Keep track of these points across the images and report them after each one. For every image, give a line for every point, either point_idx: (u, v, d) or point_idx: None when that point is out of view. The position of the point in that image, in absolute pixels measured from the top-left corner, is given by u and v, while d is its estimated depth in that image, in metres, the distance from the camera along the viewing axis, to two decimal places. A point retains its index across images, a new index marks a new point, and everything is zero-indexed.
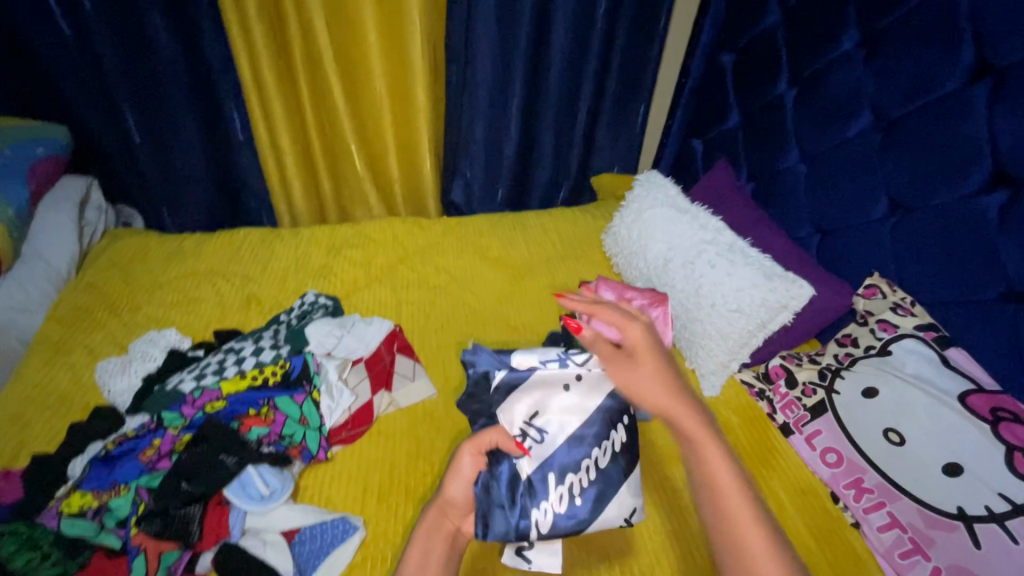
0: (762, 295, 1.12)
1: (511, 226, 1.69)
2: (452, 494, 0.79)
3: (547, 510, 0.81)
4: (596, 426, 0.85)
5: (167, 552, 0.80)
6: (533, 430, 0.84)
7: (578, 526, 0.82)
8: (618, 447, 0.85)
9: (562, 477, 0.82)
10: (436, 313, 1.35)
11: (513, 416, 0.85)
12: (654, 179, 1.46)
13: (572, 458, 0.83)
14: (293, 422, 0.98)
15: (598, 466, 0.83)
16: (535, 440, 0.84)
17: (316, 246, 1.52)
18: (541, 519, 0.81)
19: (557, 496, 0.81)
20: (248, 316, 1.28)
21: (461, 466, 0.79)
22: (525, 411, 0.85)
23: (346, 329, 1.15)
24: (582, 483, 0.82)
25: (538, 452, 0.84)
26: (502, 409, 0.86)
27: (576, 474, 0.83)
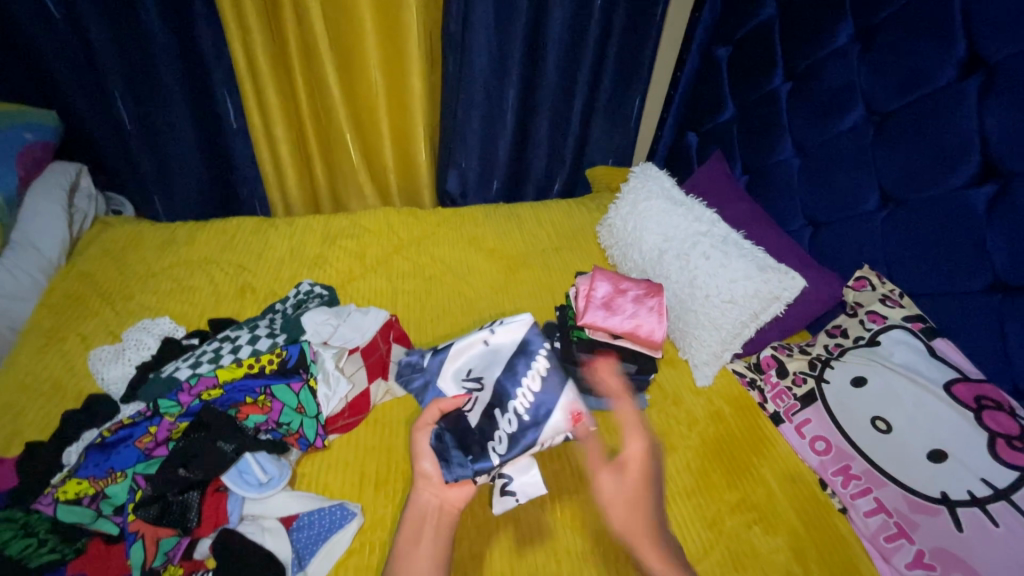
0: (754, 286, 1.14)
1: (506, 218, 1.69)
2: (424, 468, 0.82)
3: (501, 437, 0.83)
4: (517, 362, 0.88)
5: (164, 538, 0.80)
6: (470, 385, 0.91)
7: (528, 444, 0.81)
8: (542, 369, 0.86)
9: (505, 410, 0.85)
10: (431, 304, 1.36)
11: (450, 384, 0.92)
12: (650, 171, 1.47)
13: (508, 392, 0.86)
14: (290, 410, 0.97)
15: (532, 391, 0.84)
16: (474, 389, 0.90)
17: (311, 236, 1.51)
18: (497, 447, 0.82)
19: (505, 425, 0.84)
20: (243, 305, 1.28)
21: (417, 440, 0.83)
22: (459, 377, 0.92)
23: (342, 318, 1.16)
24: (524, 408, 0.83)
25: (480, 402, 0.88)
26: (443, 379, 0.93)
27: (514, 404, 0.84)
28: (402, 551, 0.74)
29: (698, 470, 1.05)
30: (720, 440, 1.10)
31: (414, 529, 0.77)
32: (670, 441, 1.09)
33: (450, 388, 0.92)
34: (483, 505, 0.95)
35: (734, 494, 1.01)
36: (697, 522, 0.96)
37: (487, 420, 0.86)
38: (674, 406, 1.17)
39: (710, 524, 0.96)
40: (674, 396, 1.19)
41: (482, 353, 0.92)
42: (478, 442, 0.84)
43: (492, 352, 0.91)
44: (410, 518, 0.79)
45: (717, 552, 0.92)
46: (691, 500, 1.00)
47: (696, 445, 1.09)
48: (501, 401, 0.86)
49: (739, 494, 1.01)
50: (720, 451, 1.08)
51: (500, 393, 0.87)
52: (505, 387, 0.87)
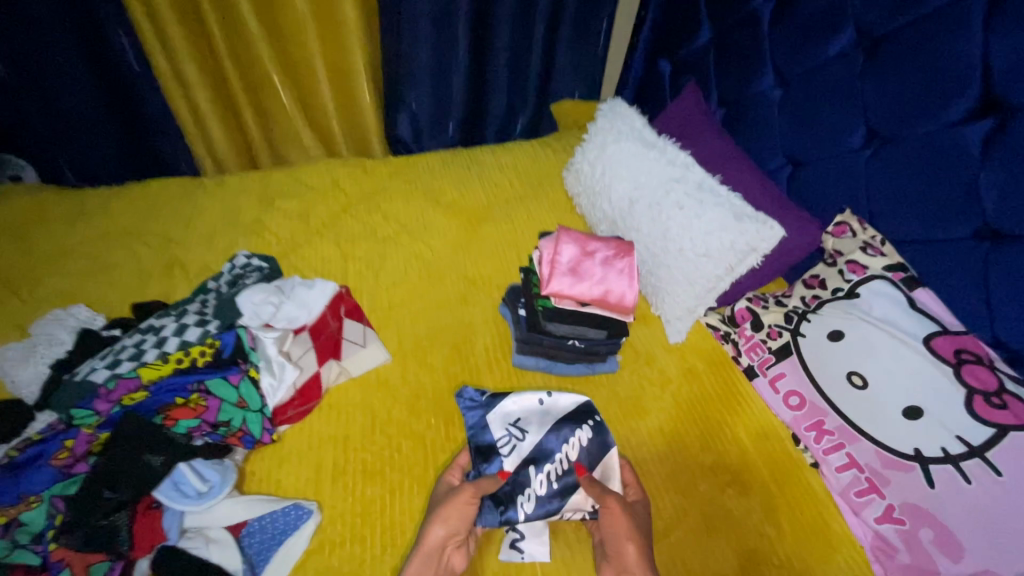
0: (731, 238, 1.06)
1: (464, 167, 1.54)
2: (433, 534, 0.78)
3: (530, 497, 0.88)
4: (564, 426, 0.95)
5: (95, 565, 0.72)
6: (514, 430, 0.95)
7: (553, 509, 0.87)
8: (584, 442, 0.93)
9: (539, 468, 0.91)
10: (385, 271, 1.24)
11: (498, 420, 0.95)
12: (620, 111, 1.35)
13: (548, 453, 0.93)
14: (230, 406, 0.89)
15: (569, 459, 0.92)
16: (518, 437, 0.94)
17: (245, 197, 1.35)
18: (525, 503, 0.87)
19: (537, 483, 0.89)
20: (172, 283, 1.14)
21: (457, 496, 0.81)
22: (506, 421, 0.96)
23: (284, 295, 1.08)
24: (557, 472, 0.91)
25: (519, 452, 0.93)
26: (492, 415, 0.96)
27: (551, 466, 0.91)
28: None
29: (671, 434, 1.01)
30: (695, 402, 1.07)
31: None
32: (642, 406, 1.05)
33: (494, 427, 0.95)
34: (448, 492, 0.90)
35: (707, 457, 0.98)
36: (669, 489, 0.94)
37: (518, 472, 0.90)
38: (647, 366, 1.12)
39: (683, 490, 0.94)
40: (646, 355, 1.14)
41: (535, 409, 0.97)
42: (507, 494, 0.88)
43: (543, 412, 0.97)
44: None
45: (691, 519, 0.91)
46: (664, 467, 0.97)
47: (669, 407, 1.05)
48: (539, 460, 0.92)
49: (713, 456, 0.99)
50: (694, 412, 1.05)
51: (538, 452, 0.93)
52: (547, 449, 0.93)
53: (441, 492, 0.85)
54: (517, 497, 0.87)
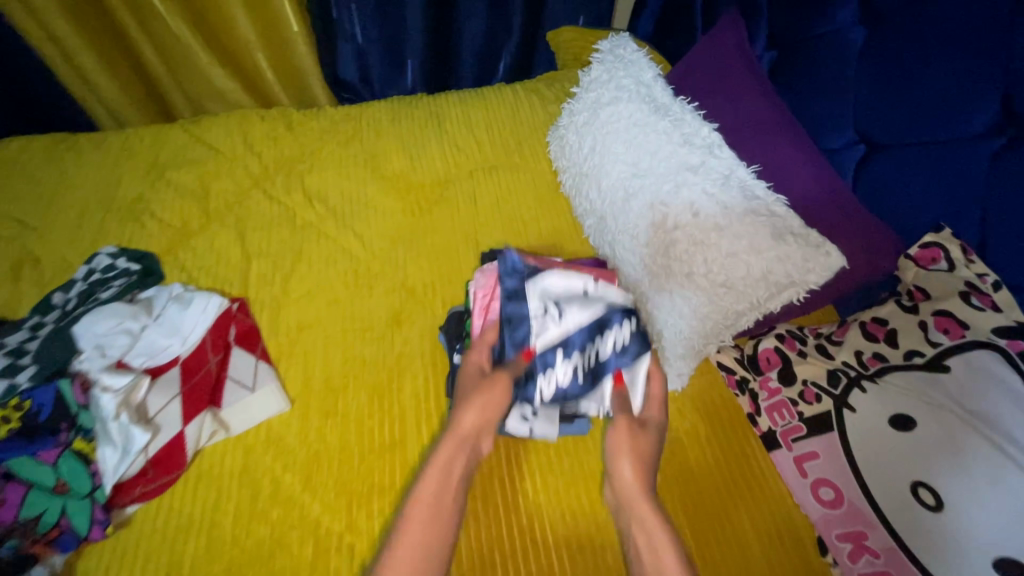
0: (763, 265, 0.73)
1: (422, 122, 1.19)
2: (462, 418, 0.70)
3: (551, 379, 0.76)
4: (606, 321, 0.76)
5: None
6: (552, 309, 0.77)
7: (566, 403, 0.78)
8: (620, 343, 0.75)
9: (568, 353, 0.76)
10: (299, 274, 0.95)
11: (537, 292, 0.79)
12: (625, 54, 0.95)
13: (584, 342, 0.76)
14: (44, 493, 0.67)
15: (601, 355, 0.76)
16: (553, 317, 0.77)
17: (132, 166, 1.05)
18: (543, 387, 0.76)
19: (562, 372, 0.76)
20: (16, 289, 0.88)
21: (496, 379, 0.73)
22: (545, 296, 0.78)
23: (149, 319, 0.82)
24: (588, 361, 0.76)
25: (550, 331, 0.77)
26: (531, 287, 0.79)
27: (581, 355, 0.76)
28: (410, 522, 0.64)
29: None
30: (696, 478, 0.80)
31: (435, 486, 0.67)
32: None
33: (530, 299, 0.78)
34: None
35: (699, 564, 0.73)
36: None
37: (543, 352, 0.76)
38: None
39: None
40: None
41: (578, 293, 0.79)
42: (530, 367, 0.76)
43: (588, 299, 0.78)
44: (425, 477, 0.68)
45: None
46: None
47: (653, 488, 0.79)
48: (569, 344, 0.76)
49: (707, 563, 0.73)
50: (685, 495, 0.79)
51: (573, 336, 0.76)
52: (583, 335, 0.76)
53: (469, 375, 0.75)
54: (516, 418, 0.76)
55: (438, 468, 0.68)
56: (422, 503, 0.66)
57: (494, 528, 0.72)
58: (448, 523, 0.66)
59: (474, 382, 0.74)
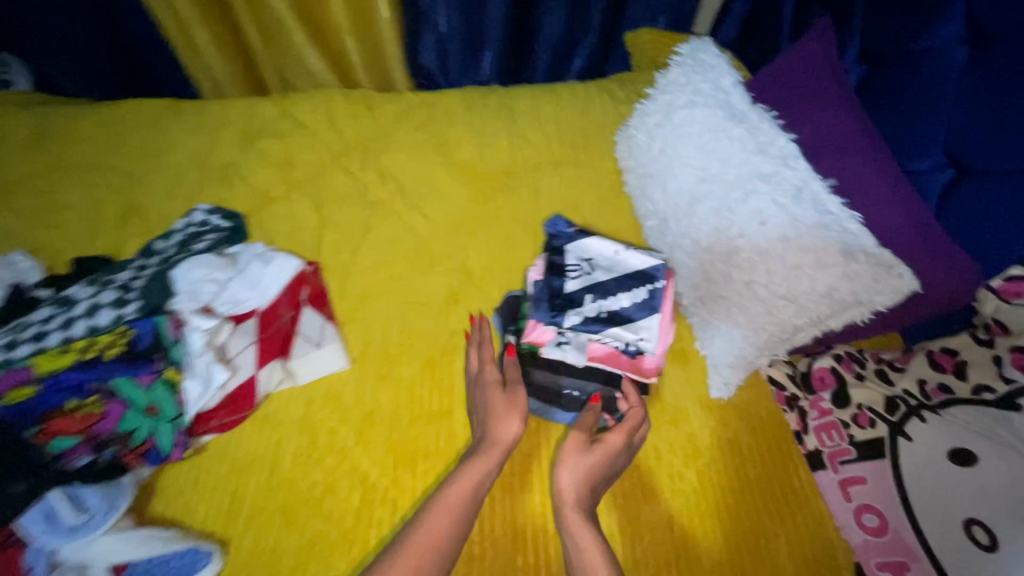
0: (828, 281, 0.72)
1: (493, 113, 1.22)
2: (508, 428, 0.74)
3: (578, 315, 0.87)
4: (628, 280, 0.89)
5: None
6: (586, 264, 0.92)
7: (593, 330, 0.85)
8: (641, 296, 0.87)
9: (595, 299, 0.88)
10: (367, 247, 1.01)
11: (575, 250, 0.94)
12: (705, 58, 0.95)
13: (610, 291, 0.89)
14: (138, 413, 0.74)
15: (621, 304, 0.87)
16: (586, 269, 0.91)
17: (227, 132, 1.14)
18: (572, 316, 0.86)
19: (588, 308, 0.88)
20: (124, 235, 0.98)
21: (516, 395, 0.78)
22: (582, 253, 0.93)
23: (233, 271, 0.90)
24: (612, 306, 0.87)
25: (582, 280, 0.91)
26: (570, 246, 0.95)
27: (606, 301, 0.88)
28: (437, 512, 0.65)
29: (683, 526, 0.77)
30: (662, 568, 0.73)
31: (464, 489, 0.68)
32: (651, 483, 0.80)
33: (568, 256, 0.94)
34: None
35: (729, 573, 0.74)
36: None
37: (575, 292, 0.89)
38: (671, 428, 0.84)
39: None
40: (674, 413, 0.86)
41: (609, 256, 0.93)
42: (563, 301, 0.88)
43: (617, 263, 0.92)
44: (458, 480, 0.69)
45: None
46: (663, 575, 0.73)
47: (688, 492, 0.79)
48: (597, 290, 0.89)
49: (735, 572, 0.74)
50: (720, 501, 0.79)
51: (601, 284, 0.90)
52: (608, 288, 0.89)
53: (494, 390, 0.79)
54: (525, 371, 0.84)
55: (473, 475, 0.69)
56: (449, 501, 0.66)
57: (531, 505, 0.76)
58: (460, 531, 0.65)
59: (500, 398, 0.78)
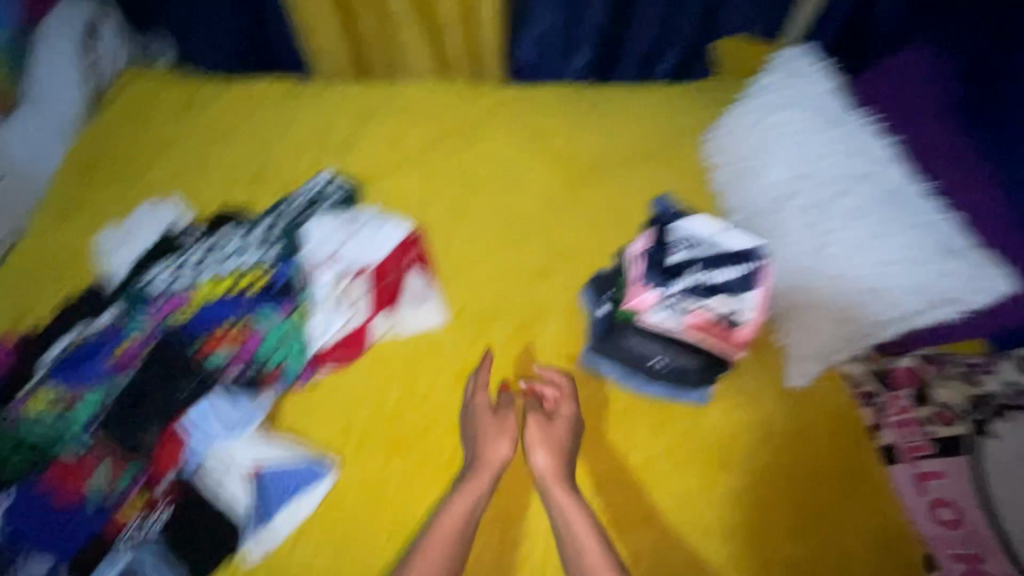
0: (916, 277, 0.78)
1: (585, 108, 1.29)
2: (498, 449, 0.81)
3: None
4: None
5: (127, 467, 0.77)
6: None
7: None
8: None
9: None
10: (466, 220, 1.10)
11: None
12: (803, 65, 0.99)
13: None
14: (273, 340, 0.86)
15: None
16: None
17: (344, 109, 1.26)
18: None
19: None
20: (257, 194, 1.12)
21: (507, 420, 0.84)
22: None
23: (351, 232, 1.02)
24: None
25: None
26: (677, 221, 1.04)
27: None
28: (433, 537, 0.73)
29: (755, 499, 0.81)
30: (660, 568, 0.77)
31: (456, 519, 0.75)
32: (726, 458, 0.84)
33: None
34: None
35: (797, 548, 0.78)
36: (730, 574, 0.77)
37: None
38: (748, 410, 0.87)
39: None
40: (750, 397, 0.88)
41: None
42: None
43: None
44: (450, 511, 0.75)
45: None
46: (734, 541, 0.79)
47: (761, 469, 0.83)
48: None
49: (804, 548, 0.78)
50: (792, 481, 0.82)
51: None
52: None
53: (484, 415, 0.85)
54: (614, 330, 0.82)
55: (471, 495, 0.77)
56: (447, 529, 0.74)
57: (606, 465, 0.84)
58: (455, 555, 0.73)
59: (489, 423, 0.84)
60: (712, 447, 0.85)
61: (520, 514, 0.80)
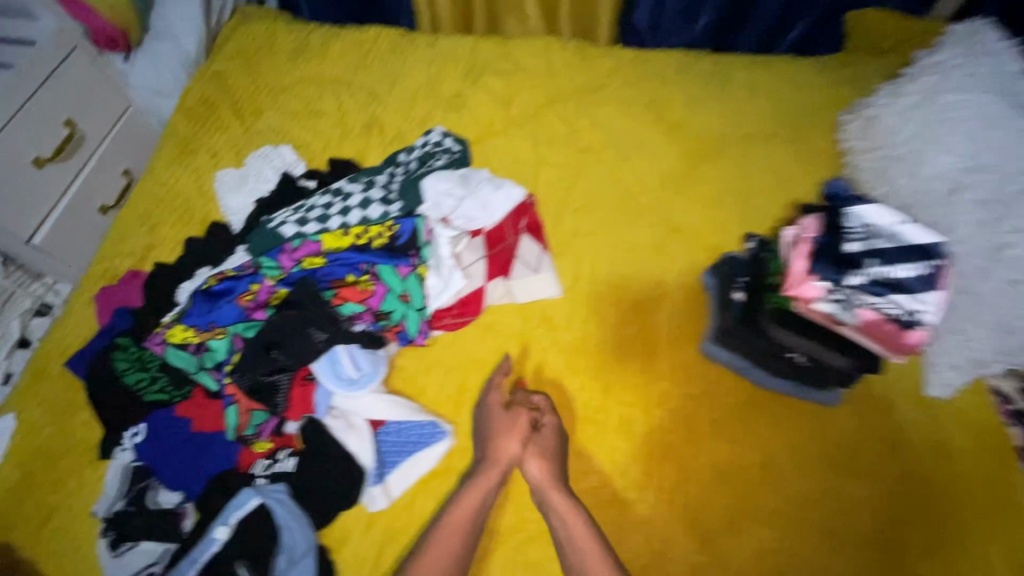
0: None
1: (707, 76, 1.20)
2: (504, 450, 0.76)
3: None
4: None
5: (256, 412, 0.76)
6: None
7: None
8: None
9: None
10: (579, 188, 1.05)
11: None
12: (987, 43, 0.90)
13: None
14: (394, 298, 0.84)
15: None
16: None
17: (454, 64, 1.21)
18: None
19: None
20: (367, 145, 1.10)
21: (517, 419, 0.78)
22: None
23: (467, 191, 0.97)
24: None
25: None
26: None
27: None
28: (436, 543, 0.69)
29: (885, 512, 0.77)
30: None
31: (462, 518, 0.71)
32: (855, 465, 0.79)
33: None
34: (582, 477, 0.79)
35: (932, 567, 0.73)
36: None
37: None
38: (881, 416, 0.82)
39: None
40: (883, 403, 0.83)
41: None
42: None
43: None
44: (457, 508, 0.71)
45: None
46: (861, 554, 0.74)
47: (893, 480, 0.78)
48: None
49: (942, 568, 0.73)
50: (929, 495, 0.77)
51: None
52: None
53: (496, 415, 0.80)
54: (765, 321, 0.77)
55: (472, 498, 0.73)
56: (452, 531, 0.70)
57: (733, 458, 0.80)
58: (462, 558, 0.69)
59: (496, 421, 0.79)
60: (840, 452, 0.80)
61: (642, 494, 0.77)
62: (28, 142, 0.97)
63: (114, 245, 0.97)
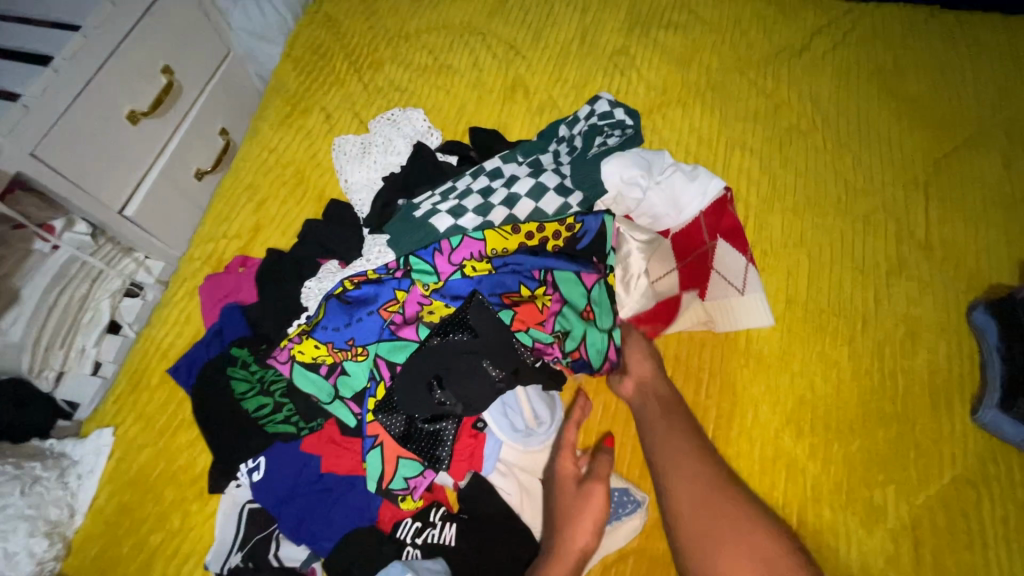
0: None
1: (952, 39, 0.91)
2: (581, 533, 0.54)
3: None
4: None
5: (404, 461, 0.59)
6: None
7: None
8: None
9: None
10: (787, 182, 0.81)
11: None
12: None
13: None
14: (575, 315, 0.65)
15: None
16: None
17: (615, 11, 0.97)
18: None
19: None
20: (512, 113, 0.88)
21: (592, 496, 0.56)
22: None
23: (653, 177, 0.74)
24: None
25: None
26: None
27: None
28: None
29: None
30: None
31: None
32: None
33: None
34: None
35: None
36: None
37: None
38: None
39: None
40: None
41: None
42: None
43: None
44: None
45: None
46: None
47: None
48: None
49: None
50: None
51: None
52: None
53: (565, 487, 0.58)
54: None
55: None
56: None
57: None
58: None
59: (565, 489, 0.57)
60: None
61: None
62: (123, 91, 0.82)
63: (217, 223, 0.81)
